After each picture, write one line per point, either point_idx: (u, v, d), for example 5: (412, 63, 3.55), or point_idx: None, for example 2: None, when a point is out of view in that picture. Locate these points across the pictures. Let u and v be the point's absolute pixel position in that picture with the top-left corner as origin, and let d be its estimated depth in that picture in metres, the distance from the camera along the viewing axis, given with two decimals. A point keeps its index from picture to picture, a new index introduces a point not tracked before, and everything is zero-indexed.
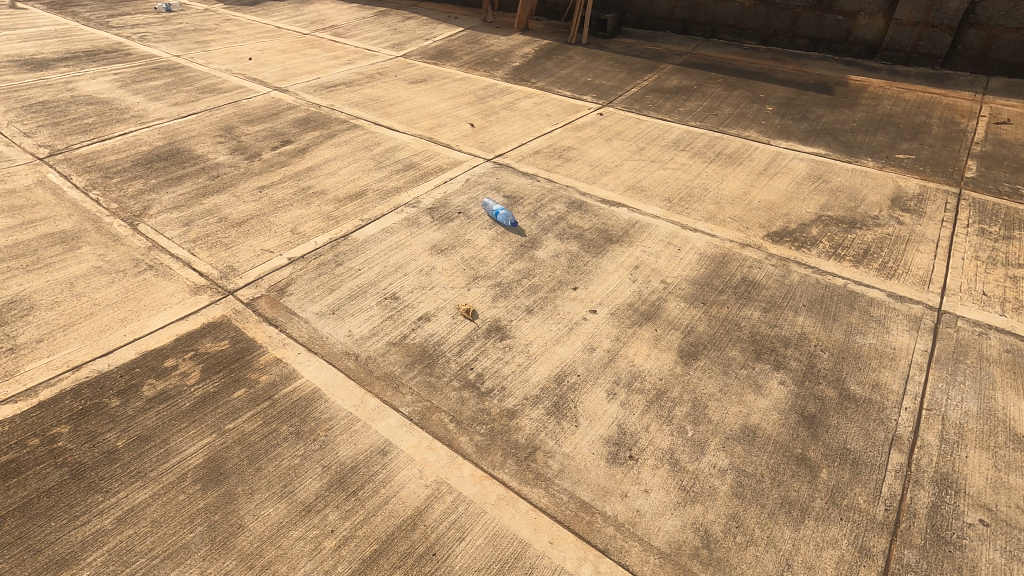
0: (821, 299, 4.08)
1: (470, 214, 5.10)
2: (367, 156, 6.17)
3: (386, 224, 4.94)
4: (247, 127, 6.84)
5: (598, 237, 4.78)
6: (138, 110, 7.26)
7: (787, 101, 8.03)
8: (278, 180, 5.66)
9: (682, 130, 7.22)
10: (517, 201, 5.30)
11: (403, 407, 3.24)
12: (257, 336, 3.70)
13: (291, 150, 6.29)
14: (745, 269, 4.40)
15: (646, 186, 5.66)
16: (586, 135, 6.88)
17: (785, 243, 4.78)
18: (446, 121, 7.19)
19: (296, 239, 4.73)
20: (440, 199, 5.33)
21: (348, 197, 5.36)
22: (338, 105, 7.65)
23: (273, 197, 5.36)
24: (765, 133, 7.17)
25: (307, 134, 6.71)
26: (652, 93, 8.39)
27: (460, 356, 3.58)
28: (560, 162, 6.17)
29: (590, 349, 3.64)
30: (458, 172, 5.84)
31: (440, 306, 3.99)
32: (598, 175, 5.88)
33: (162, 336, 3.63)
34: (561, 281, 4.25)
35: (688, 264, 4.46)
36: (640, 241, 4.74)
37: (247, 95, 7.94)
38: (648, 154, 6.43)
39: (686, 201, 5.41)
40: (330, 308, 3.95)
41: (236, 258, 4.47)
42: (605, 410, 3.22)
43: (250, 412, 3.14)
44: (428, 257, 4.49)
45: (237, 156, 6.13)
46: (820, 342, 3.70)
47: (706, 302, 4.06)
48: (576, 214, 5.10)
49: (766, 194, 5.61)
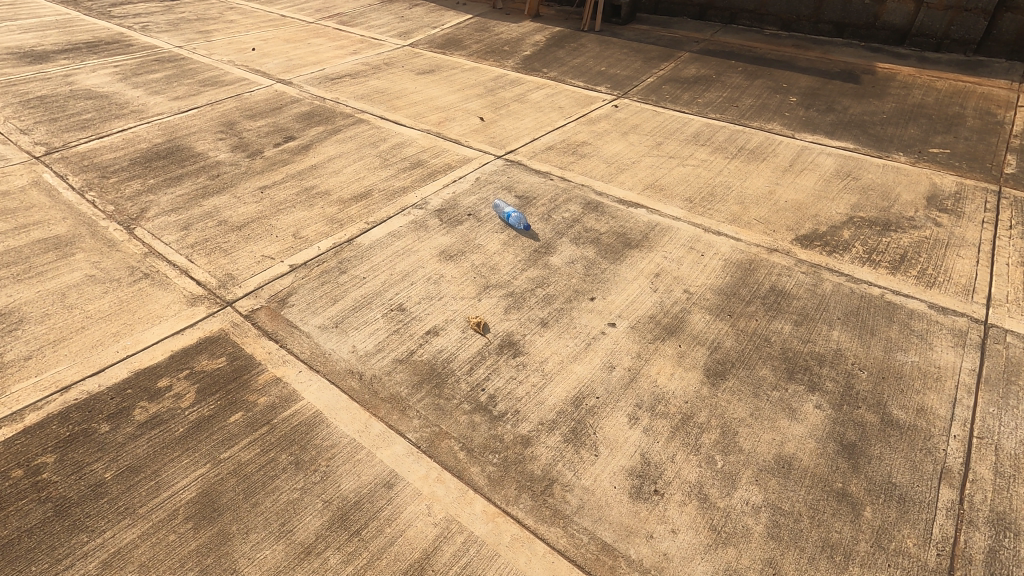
0: (856, 312, 3.81)
1: (480, 216, 4.85)
2: (372, 154, 5.92)
3: (392, 228, 4.71)
4: (249, 123, 6.61)
5: (616, 241, 4.52)
6: (138, 105, 7.04)
7: (811, 91, 7.66)
8: (280, 179, 5.44)
9: (702, 123, 6.89)
10: (529, 202, 5.05)
11: (410, 432, 3.02)
12: (256, 352, 3.49)
13: (294, 147, 6.06)
14: (774, 277, 4.13)
15: (665, 185, 5.38)
16: (601, 130, 6.57)
17: (815, 248, 4.50)
18: (455, 115, 6.91)
19: (299, 243, 4.51)
20: (449, 199, 5.09)
21: (352, 198, 5.13)
22: (343, 98, 7.40)
23: (274, 198, 5.14)
24: (789, 125, 6.83)
25: (311, 129, 6.48)
26: (669, 83, 8.04)
27: (471, 375, 3.36)
28: (574, 158, 5.89)
29: (609, 367, 3.41)
30: (468, 170, 5.59)
31: (449, 319, 3.76)
32: (615, 173, 5.60)
33: (156, 352, 3.44)
34: (578, 291, 4.01)
35: (712, 271, 4.20)
36: (660, 246, 4.47)
37: (250, 87, 7.70)
38: (666, 150, 6.12)
39: (707, 201, 5.13)
40: (333, 321, 3.73)
41: (235, 265, 4.26)
42: (627, 437, 2.99)
43: (246, 438, 2.94)
44: (436, 264, 4.27)
45: (238, 153, 5.91)
46: (858, 360, 3.44)
47: (733, 314, 3.80)
48: (592, 216, 4.84)
49: (793, 193, 5.31)
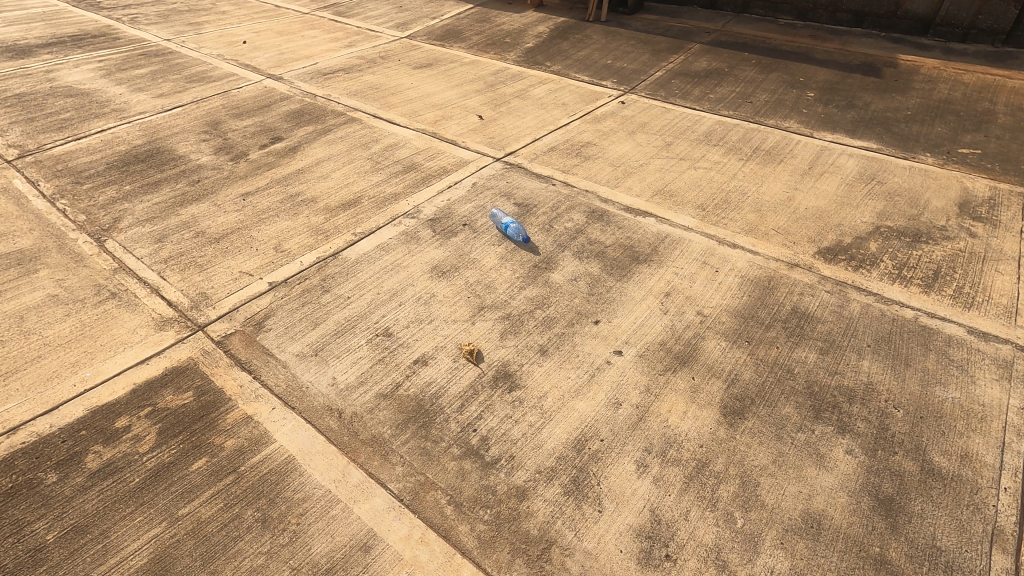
0: (888, 338, 3.45)
1: (476, 226, 4.51)
2: (363, 156, 5.57)
3: (381, 239, 4.37)
4: (234, 122, 6.27)
5: (622, 255, 4.18)
6: (120, 103, 6.71)
7: (830, 85, 7.23)
8: (264, 185, 5.11)
9: (714, 120, 6.50)
10: (529, 210, 4.69)
11: (392, 483, 2.71)
12: (227, 385, 3.18)
13: (281, 149, 5.71)
14: (795, 297, 3.78)
15: (676, 190, 5.01)
16: (607, 129, 6.19)
17: (839, 262, 4.14)
18: (452, 113, 6.54)
19: (280, 257, 4.18)
20: (443, 207, 4.74)
21: (340, 206, 4.79)
22: (335, 94, 7.03)
23: (257, 206, 4.81)
24: (807, 123, 6.43)
25: (299, 129, 6.13)
26: (679, 77, 7.63)
27: (462, 413, 3.03)
28: (578, 161, 5.53)
29: (615, 404, 3.07)
30: (464, 174, 5.23)
31: (439, 346, 3.43)
32: (621, 178, 5.23)
33: (116, 386, 3.13)
34: (581, 313, 3.67)
35: (728, 290, 3.85)
36: (670, 261, 4.12)
37: (238, 83, 7.34)
38: (676, 151, 5.74)
39: (722, 209, 4.76)
40: (313, 349, 3.41)
41: (210, 283, 3.94)
42: (634, 489, 2.67)
43: (208, 491, 2.63)
44: (427, 282, 3.93)
45: (222, 156, 5.58)
46: (892, 396, 3.09)
47: (751, 341, 3.46)
48: (596, 227, 4.49)
49: (813, 199, 4.94)
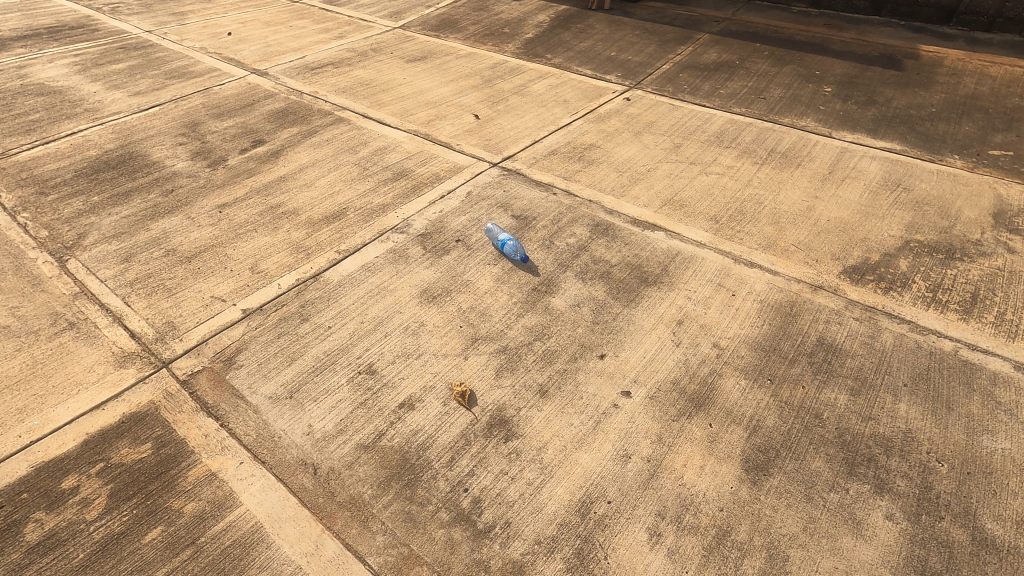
0: (926, 376, 3.11)
1: (470, 242, 4.15)
2: (350, 161, 5.20)
3: (366, 258, 4.02)
4: (214, 123, 5.88)
5: (629, 276, 3.82)
6: (93, 102, 6.31)
7: (848, 79, 6.81)
8: (243, 195, 4.74)
9: (726, 119, 6.09)
10: (528, 224, 4.33)
11: (371, 557, 2.39)
12: (190, 435, 2.85)
13: (262, 153, 5.33)
14: (821, 326, 3.43)
15: (687, 200, 4.64)
16: (611, 129, 5.80)
17: (867, 283, 3.78)
18: (446, 112, 6.14)
19: (256, 280, 3.83)
20: (435, 221, 4.38)
21: (324, 219, 4.44)
22: (323, 91, 6.63)
23: (234, 219, 4.45)
24: (825, 121, 6.03)
25: (283, 131, 5.74)
26: (687, 71, 7.20)
27: (452, 469, 2.70)
28: (581, 166, 5.15)
29: (623, 457, 2.74)
30: (458, 182, 4.86)
31: (427, 386, 3.10)
32: (627, 185, 4.86)
33: (67, 438, 2.81)
34: (584, 346, 3.33)
35: (746, 317, 3.50)
36: (682, 283, 3.77)
37: (220, 80, 6.93)
38: (686, 154, 5.35)
39: (736, 221, 4.39)
40: (288, 390, 3.08)
41: (178, 310, 3.60)
42: (646, 565, 2.35)
43: (162, 569, 2.32)
44: (416, 309, 3.59)
45: (198, 161, 5.20)
46: (934, 447, 2.76)
47: (774, 379, 3.11)
48: (601, 243, 4.13)
49: (836, 209, 4.57)
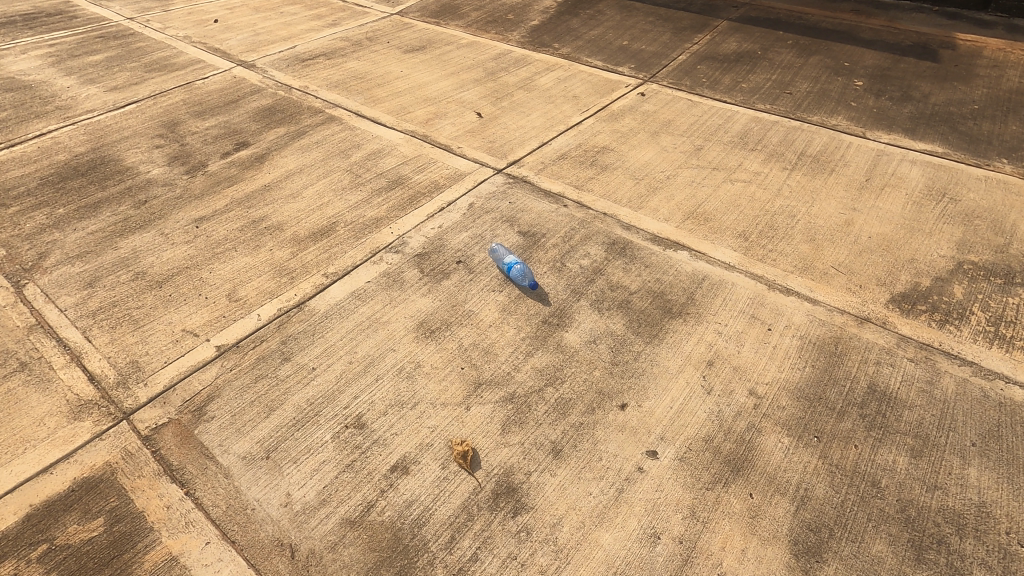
0: (997, 433, 2.70)
1: (473, 264, 3.73)
2: (342, 167, 4.76)
3: (357, 283, 3.61)
4: (194, 123, 5.43)
5: (651, 306, 3.41)
6: (66, 98, 5.85)
7: (880, 72, 6.30)
8: (223, 207, 4.32)
9: (749, 117, 5.62)
10: (537, 242, 3.91)
11: None
12: (148, 507, 2.47)
13: (245, 158, 4.89)
14: (871, 369, 3.02)
15: (712, 212, 4.21)
16: (625, 130, 5.34)
17: (920, 314, 3.36)
18: (446, 109, 5.67)
19: (233, 310, 3.43)
20: (433, 238, 3.96)
21: (311, 236, 4.02)
22: (313, 86, 6.15)
23: (211, 236, 4.03)
24: (858, 119, 5.54)
25: (269, 131, 5.29)
26: (705, 62, 6.69)
27: (451, 553, 2.32)
28: (593, 172, 4.70)
29: (651, 538, 2.36)
30: (459, 192, 4.42)
31: (424, 444, 2.71)
32: (645, 195, 4.42)
33: (7, 511, 2.44)
34: (603, 393, 2.93)
35: (785, 357, 3.09)
36: (710, 314, 3.35)
37: (203, 73, 6.45)
38: (708, 158, 4.90)
39: (767, 239, 3.96)
40: (264, 449, 2.69)
41: (144, 347, 3.20)
42: None
43: None
44: (411, 347, 3.18)
45: (176, 167, 4.77)
46: (1015, 527, 2.36)
47: (821, 436, 2.71)
48: (618, 265, 3.71)
49: (876, 224, 4.13)
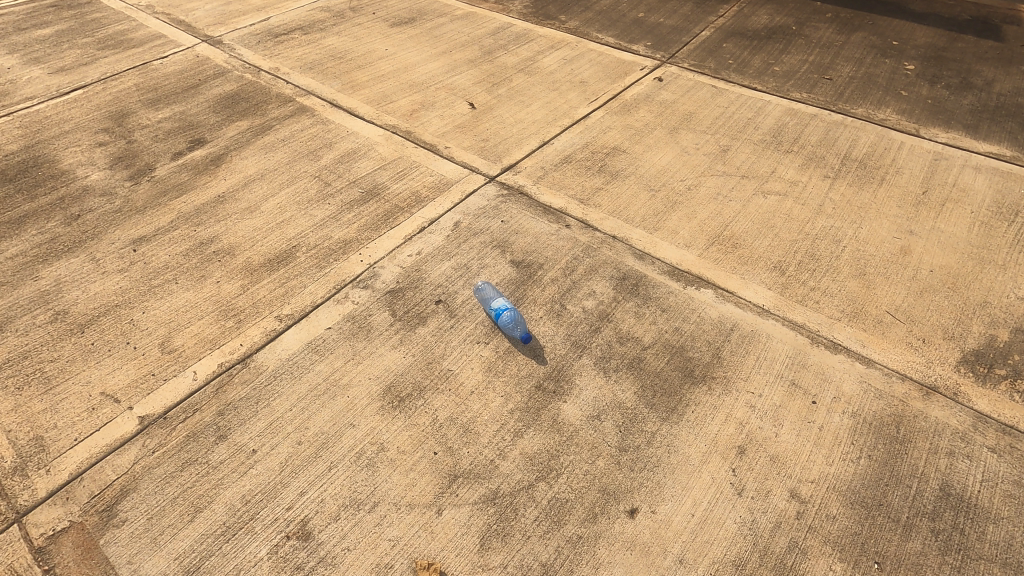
0: None
1: (455, 305, 3.12)
2: (309, 172, 4.10)
3: (315, 330, 3.02)
4: (145, 114, 4.74)
5: (668, 367, 2.80)
6: (5, 83, 5.16)
7: (933, 53, 5.48)
8: (167, 223, 3.69)
9: (783, 109, 4.86)
10: (533, 276, 3.28)
11: None
12: None
13: (199, 159, 4.23)
14: (943, 462, 2.43)
15: (741, 237, 3.56)
16: (640, 125, 4.62)
17: (1000, 382, 2.74)
18: (434, 98, 4.94)
19: (165, 367, 2.85)
20: (410, 269, 3.33)
21: (267, 264, 3.40)
22: (285, 68, 5.41)
23: (149, 263, 3.42)
24: (910, 113, 4.78)
25: (229, 125, 4.61)
26: (732, 39, 5.87)
27: None
28: (602, 180, 4.02)
29: None
30: (443, 207, 3.77)
31: (383, 567, 2.16)
32: (662, 212, 3.75)
33: None
34: (608, 492, 2.36)
35: (836, 444, 2.50)
36: (741, 380, 2.74)
37: (163, 50, 5.71)
38: (736, 164, 4.20)
39: (808, 273, 3.31)
40: (184, 569, 2.16)
41: (52, 417, 2.65)
42: None
43: None
44: (375, 422, 2.61)
45: (119, 171, 4.13)
46: None
47: (883, 563, 2.14)
48: (628, 308, 3.09)
49: (938, 252, 3.47)
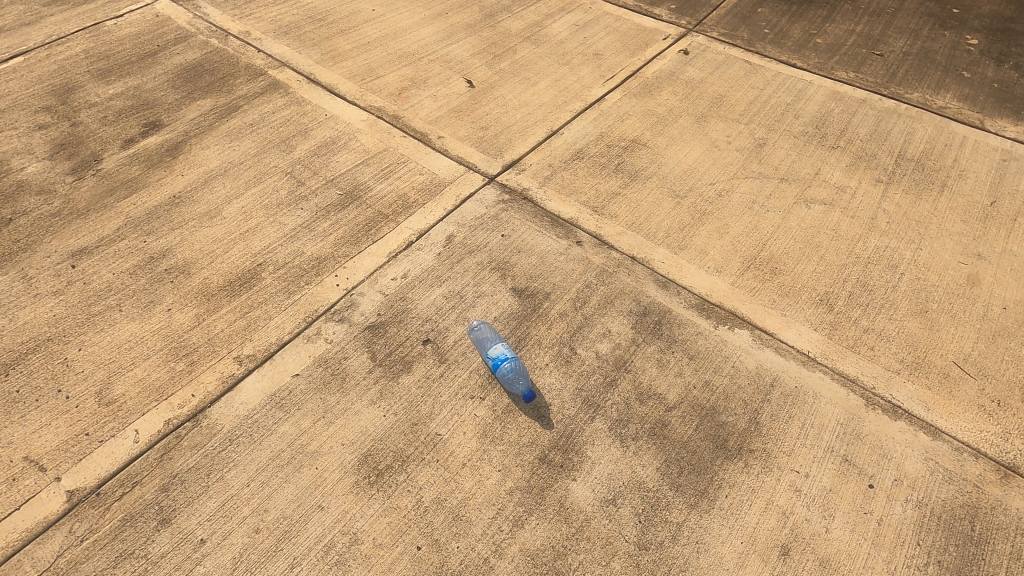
0: None
1: (446, 347, 2.65)
2: (279, 167, 3.53)
3: (281, 377, 2.56)
4: (94, 89, 4.11)
5: (697, 436, 2.36)
6: None
7: (999, 25, 4.79)
8: (113, 232, 3.17)
9: (827, 92, 4.23)
10: (537, 309, 2.79)
11: None
12: None
13: (153, 149, 3.66)
14: None
15: (782, 260, 3.05)
16: (663, 111, 4.01)
17: None
18: (426, 72, 4.29)
19: (101, 426, 2.41)
20: (394, 297, 2.84)
21: (227, 287, 2.91)
22: (257, 31, 4.72)
23: (89, 284, 2.92)
24: (974, 99, 4.16)
25: (190, 104, 3.99)
26: (768, 3, 5.13)
27: None
28: (620, 182, 3.46)
29: None
30: (434, 216, 3.23)
31: None
32: (689, 225, 3.22)
33: None
34: None
35: (899, 545, 2.09)
36: (783, 455, 2.31)
37: (117, 7, 4.97)
38: (774, 164, 3.63)
39: (861, 309, 2.83)
40: None
41: None
42: None
43: None
44: (348, 504, 2.19)
45: (61, 163, 3.57)
46: None
47: None
48: (650, 354, 2.62)
49: (1012, 284, 2.97)
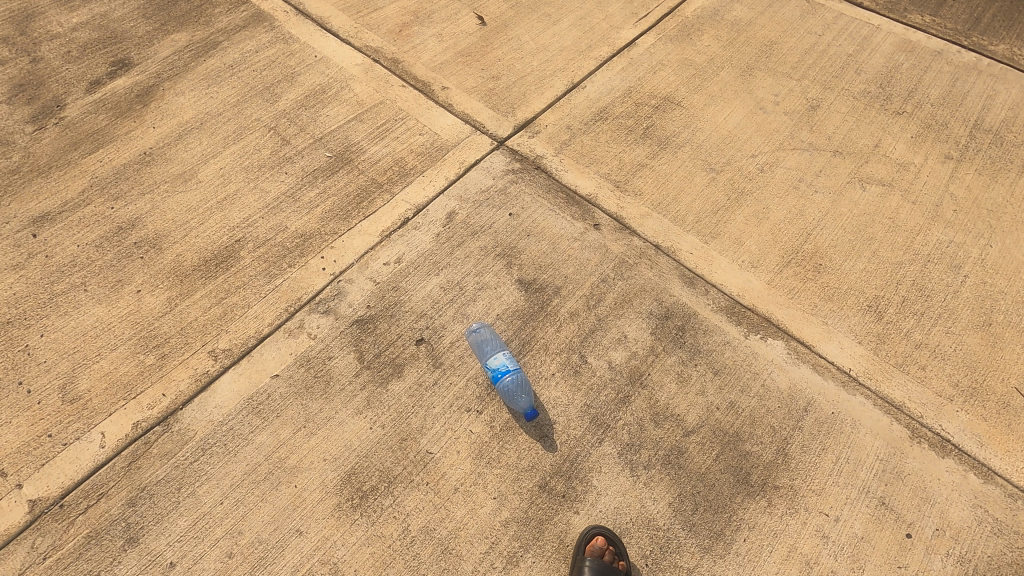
0: None
1: (442, 349, 2.38)
2: (261, 121, 3.12)
3: (259, 376, 2.32)
4: (55, 17, 3.63)
5: (716, 467, 2.12)
6: None
7: None
8: (78, 195, 2.85)
9: (897, 41, 3.62)
10: (545, 307, 2.48)
11: None
12: None
13: (122, 94, 3.24)
14: None
15: (827, 255, 2.67)
16: (703, 61, 3.46)
17: None
18: (431, 4, 3.72)
19: (65, 427, 2.21)
20: (385, 286, 2.54)
21: (201, 267, 2.61)
22: None
23: (52, 257, 2.65)
24: None
25: (163, 38, 3.51)
26: None
27: None
28: (647, 150, 3.02)
29: None
30: (433, 187, 2.86)
31: None
32: (724, 207, 2.81)
33: None
34: None
35: None
36: (812, 494, 2.07)
37: None
38: (827, 132, 3.14)
39: (915, 320, 2.48)
40: None
41: None
42: None
43: None
44: (328, 529, 2.01)
45: (19, 108, 3.18)
46: None
47: None
48: (669, 366, 2.33)
49: None
